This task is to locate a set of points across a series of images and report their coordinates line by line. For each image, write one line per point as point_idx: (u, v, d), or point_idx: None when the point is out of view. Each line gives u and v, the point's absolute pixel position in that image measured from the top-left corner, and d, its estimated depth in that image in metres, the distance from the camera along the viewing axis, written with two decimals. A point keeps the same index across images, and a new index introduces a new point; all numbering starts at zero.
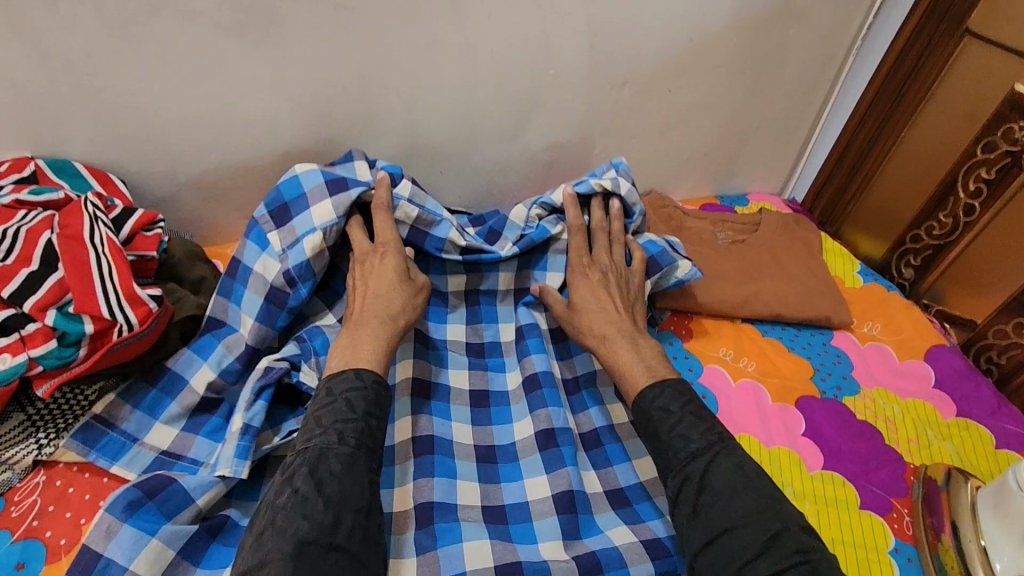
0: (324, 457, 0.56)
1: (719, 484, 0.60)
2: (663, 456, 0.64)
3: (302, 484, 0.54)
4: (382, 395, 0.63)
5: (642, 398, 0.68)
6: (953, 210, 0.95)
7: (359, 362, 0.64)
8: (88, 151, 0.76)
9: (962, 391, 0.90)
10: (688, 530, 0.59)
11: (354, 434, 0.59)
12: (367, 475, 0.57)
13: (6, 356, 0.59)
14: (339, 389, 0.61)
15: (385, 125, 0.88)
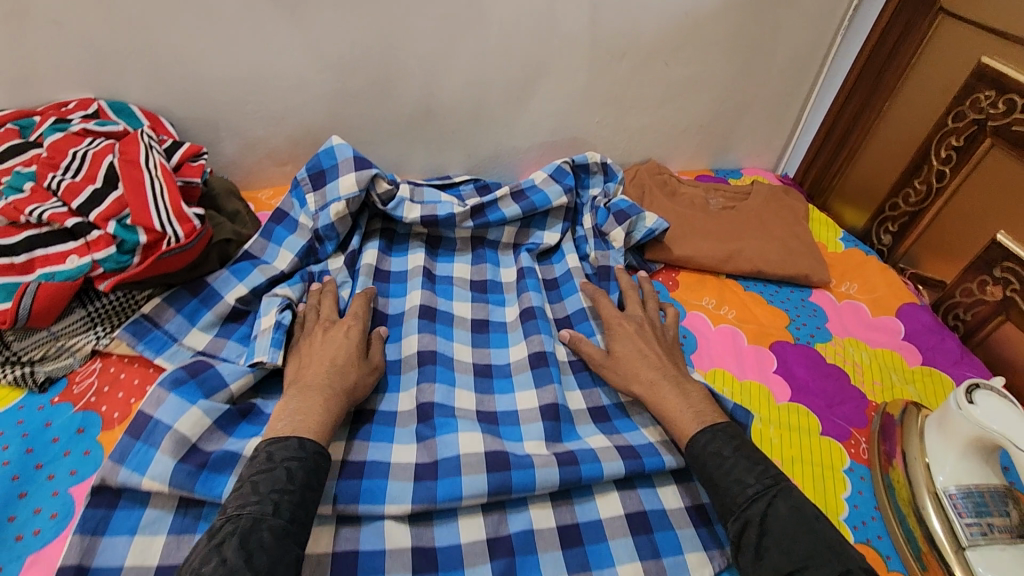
0: (256, 529, 0.52)
1: (783, 527, 0.58)
2: (720, 499, 0.63)
3: (231, 554, 0.50)
4: (322, 465, 0.60)
5: (694, 442, 0.67)
6: (927, 177, 1.01)
7: (305, 430, 0.61)
8: (141, 96, 0.87)
9: (929, 343, 0.96)
10: (754, 571, 0.58)
11: (289, 508, 0.55)
12: (296, 551, 0.53)
13: (74, 258, 0.70)
14: (280, 455, 0.58)
15: (403, 86, 0.97)
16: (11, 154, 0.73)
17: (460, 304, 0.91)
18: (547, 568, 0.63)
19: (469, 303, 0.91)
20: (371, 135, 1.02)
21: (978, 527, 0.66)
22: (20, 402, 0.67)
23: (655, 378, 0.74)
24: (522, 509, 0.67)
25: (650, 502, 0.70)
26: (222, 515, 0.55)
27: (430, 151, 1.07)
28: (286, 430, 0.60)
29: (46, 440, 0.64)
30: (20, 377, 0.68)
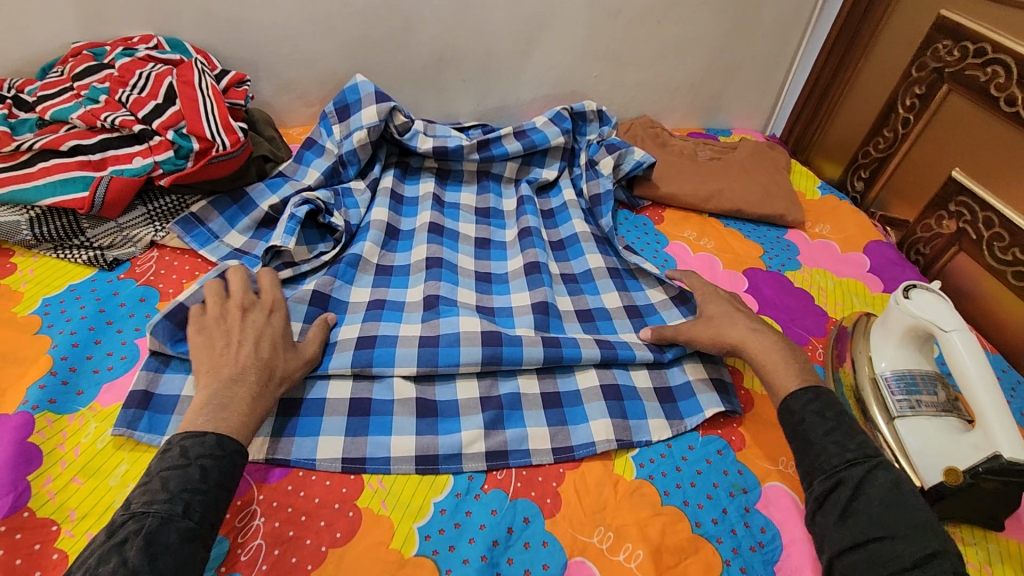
0: (163, 528, 0.49)
1: (877, 495, 0.58)
2: (809, 460, 0.63)
3: (133, 555, 0.47)
4: (240, 464, 0.57)
5: (795, 398, 0.67)
6: (894, 125, 1.11)
7: (226, 427, 0.57)
8: (193, 36, 1.00)
9: (891, 274, 1.05)
10: (835, 530, 0.58)
11: (200, 508, 0.52)
12: (204, 553, 0.51)
13: (138, 159, 0.83)
14: (195, 451, 0.54)
15: (419, 35, 1.09)
16: (88, 73, 0.86)
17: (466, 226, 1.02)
18: (530, 421, 0.74)
19: (473, 225, 1.02)
20: (390, 81, 1.14)
21: (907, 402, 0.76)
22: (93, 276, 0.80)
23: (753, 327, 0.76)
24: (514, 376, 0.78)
25: (623, 378, 0.80)
26: (124, 508, 0.51)
27: (443, 97, 1.19)
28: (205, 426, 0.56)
29: (116, 304, 0.77)
30: (93, 257, 0.81)
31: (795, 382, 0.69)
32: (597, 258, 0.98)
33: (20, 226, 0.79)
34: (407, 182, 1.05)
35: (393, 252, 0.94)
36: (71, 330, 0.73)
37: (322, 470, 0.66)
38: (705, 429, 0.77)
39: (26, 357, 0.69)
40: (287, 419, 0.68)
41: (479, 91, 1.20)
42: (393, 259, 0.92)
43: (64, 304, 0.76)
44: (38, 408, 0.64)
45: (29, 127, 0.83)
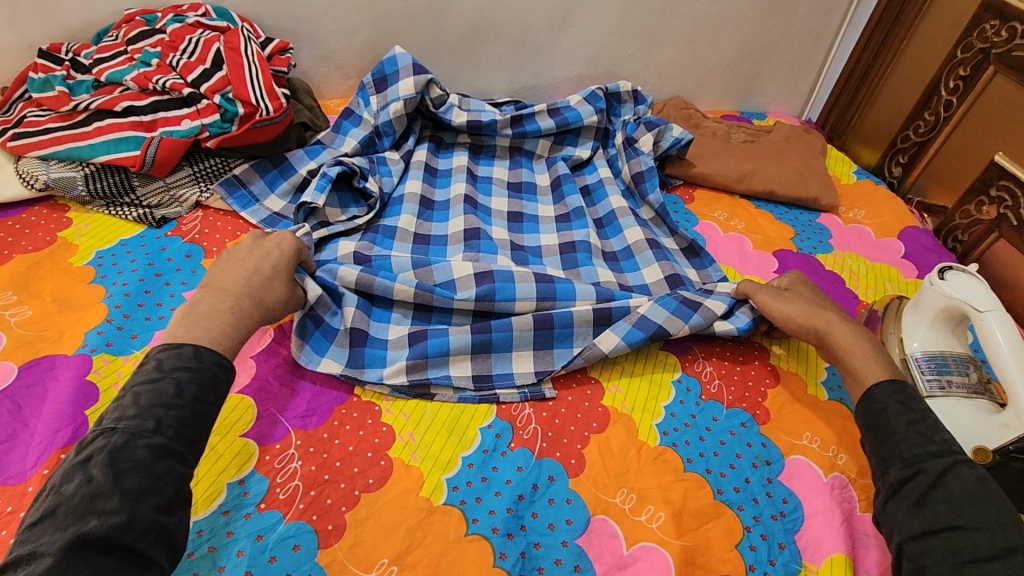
0: (131, 445, 0.49)
1: (963, 487, 0.55)
2: (885, 448, 0.61)
3: (98, 474, 0.47)
4: (219, 379, 0.57)
5: (880, 387, 0.66)
6: (936, 108, 1.09)
7: (203, 339, 0.58)
8: (240, 5, 1.02)
9: (926, 261, 1.04)
10: (908, 517, 0.55)
11: (175, 424, 0.52)
12: (178, 469, 0.50)
13: (187, 121, 0.86)
14: (172, 365, 0.54)
15: (456, 8, 1.10)
16: (141, 37, 0.89)
17: (499, 200, 1.02)
18: (577, 340, 0.79)
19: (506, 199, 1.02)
20: (427, 54, 1.15)
21: (937, 383, 0.75)
22: (143, 232, 0.84)
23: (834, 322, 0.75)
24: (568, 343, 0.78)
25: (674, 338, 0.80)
26: (101, 424, 0.51)
27: (478, 72, 1.20)
28: (185, 336, 0.57)
29: (163, 258, 0.81)
30: (143, 214, 0.85)
31: (884, 372, 0.68)
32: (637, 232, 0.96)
33: (76, 182, 0.83)
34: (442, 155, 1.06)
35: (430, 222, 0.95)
36: (124, 281, 0.77)
37: (355, 421, 0.68)
38: (731, 401, 0.77)
39: (82, 304, 0.73)
40: (358, 348, 0.75)
41: (514, 67, 1.21)
42: (428, 228, 0.94)
43: (117, 257, 0.80)
44: (97, 350, 0.68)
45: (85, 89, 0.87)
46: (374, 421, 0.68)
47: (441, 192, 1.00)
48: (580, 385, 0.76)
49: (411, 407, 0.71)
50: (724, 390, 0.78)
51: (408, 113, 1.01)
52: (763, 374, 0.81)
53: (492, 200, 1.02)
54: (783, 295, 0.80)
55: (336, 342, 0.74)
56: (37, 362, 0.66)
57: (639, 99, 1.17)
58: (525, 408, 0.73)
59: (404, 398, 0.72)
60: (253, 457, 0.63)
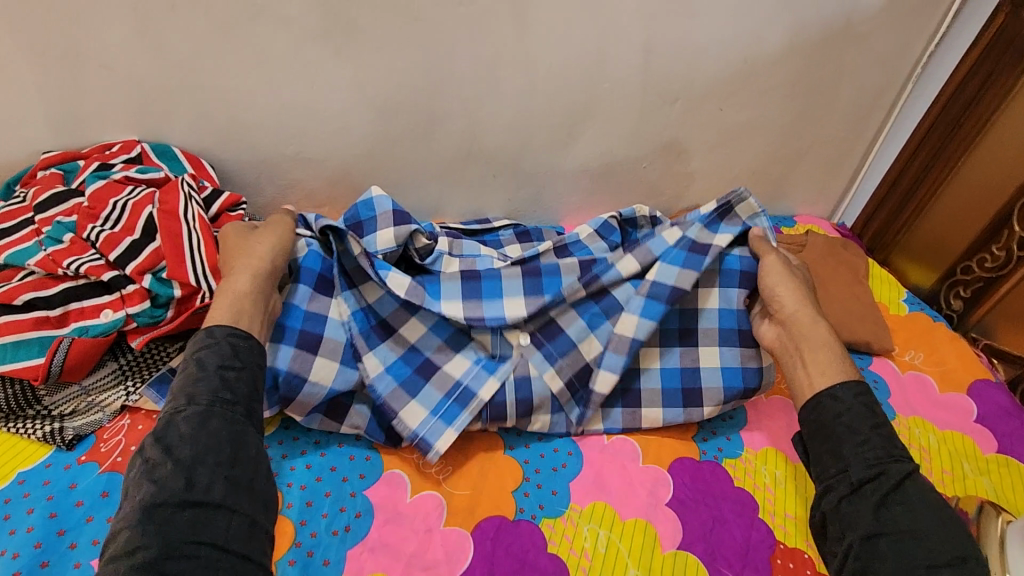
0: (172, 423, 0.52)
1: (919, 494, 0.54)
2: (843, 446, 0.59)
3: (151, 454, 0.50)
4: (238, 346, 0.58)
5: (846, 386, 0.63)
6: (1006, 243, 0.96)
7: (212, 318, 0.61)
8: (184, 139, 0.85)
9: (1006, 428, 0.88)
10: (866, 518, 0.54)
11: (208, 392, 0.54)
12: (226, 428, 0.53)
13: (108, 311, 0.69)
14: (191, 350, 0.57)
15: (445, 128, 0.94)
16: (54, 202, 0.72)
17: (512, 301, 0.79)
18: (558, 361, 0.78)
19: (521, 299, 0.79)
20: (411, 178, 0.98)
21: None
22: (48, 460, 0.66)
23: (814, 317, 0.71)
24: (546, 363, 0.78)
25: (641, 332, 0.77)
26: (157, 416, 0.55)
27: (471, 193, 1.03)
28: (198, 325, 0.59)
29: (70, 503, 0.63)
30: (49, 434, 0.67)
31: (850, 371, 0.65)
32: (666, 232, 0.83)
33: None
34: None
35: (410, 392, 0.76)
36: (12, 551, 0.58)
37: None
38: None
39: None
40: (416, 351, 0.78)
41: (513, 186, 1.04)
42: (405, 402, 0.74)
43: (8, 507, 0.61)
44: None
45: None
46: None
47: (430, 341, 0.79)
48: None
49: None
50: None
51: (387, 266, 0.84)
52: None
53: None
54: (788, 274, 0.76)
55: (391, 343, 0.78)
56: None
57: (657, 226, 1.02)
58: None
59: None
60: None
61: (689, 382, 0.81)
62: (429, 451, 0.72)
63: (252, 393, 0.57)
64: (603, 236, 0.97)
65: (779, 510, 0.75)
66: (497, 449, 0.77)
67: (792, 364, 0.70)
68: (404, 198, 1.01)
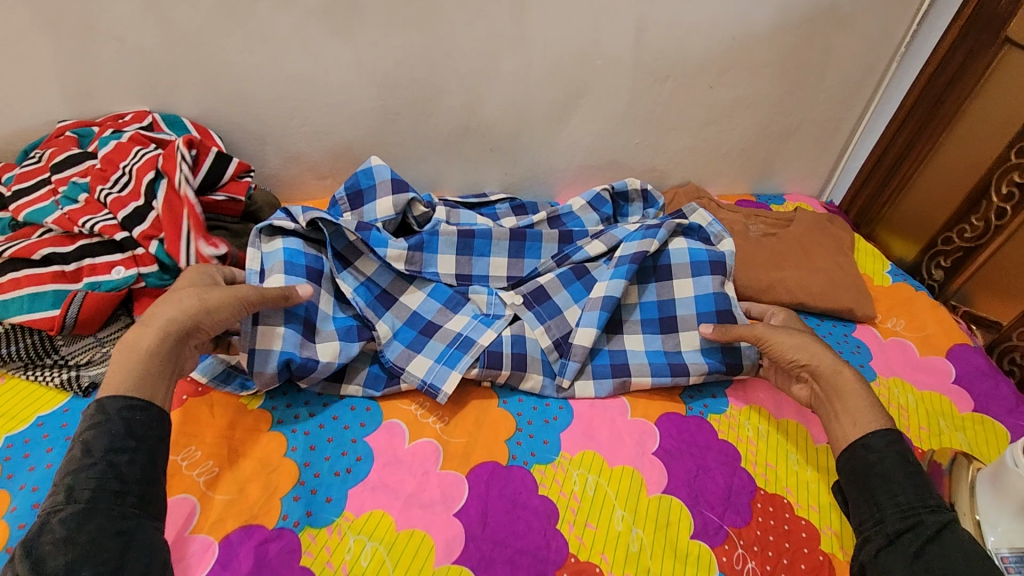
0: (47, 526, 0.48)
1: (960, 542, 0.56)
2: (879, 496, 0.61)
3: (22, 565, 0.47)
4: (130, 423, 0.55)
5: (878, 435, 0.65)
6: (985, 213, 0.99)
7: (109, 386, 0.56)
8: (192, 110, 0.89)
9: (981, 387, 0.92)
10: (902, 568, 0.56)
11: (90, 486, 0.51)
12: (112, 525, 0.50)
13: (120, 269, 0.72)
14: (77, 432, 0.53)
15: (443, 104, 0.97)
16: (68, 164, 0.76)
17: (498, 261, 0.91)
18: (549, 318, 0.85)
19: (506, 259, 0.91)
20: (411, 152, 1.02)
21: None
22: (66, 405, 0.70)
23: (839, 363, 0.73)
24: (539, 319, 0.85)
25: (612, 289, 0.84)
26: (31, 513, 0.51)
27: (468, 168, 1.07)
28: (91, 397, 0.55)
29: None
30: (66, 380, 0.70)
31: (879, 420, 0.67)
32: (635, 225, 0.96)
33: None
34: None
35: (417, 349, 0.81)
36: (35, 484, 0.62)
37: None
38: None
39: None
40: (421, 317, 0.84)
41: (509, 161, 1.08)
42: (412, 358, 0.79)
43: (29, 445, 0.65)
44: None
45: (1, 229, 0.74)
46: None
47: (429, 303, 0.85)
48: None
49: None
50: None
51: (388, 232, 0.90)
52: (814, 569, 0.68)
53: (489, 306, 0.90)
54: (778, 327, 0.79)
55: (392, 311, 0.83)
56: None
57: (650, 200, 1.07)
58: None
59: None
60: None
61: (677, 365, 0.85)
62: (439, 390, 0.77)
63: (147, 477, 0.54)
64: (595, 209, 1.02)
65: (761, 460, 0.78)
66: (491, 401, 0.81)
67: (826, 415, 0.72)
68: (404, 171, 1.05)
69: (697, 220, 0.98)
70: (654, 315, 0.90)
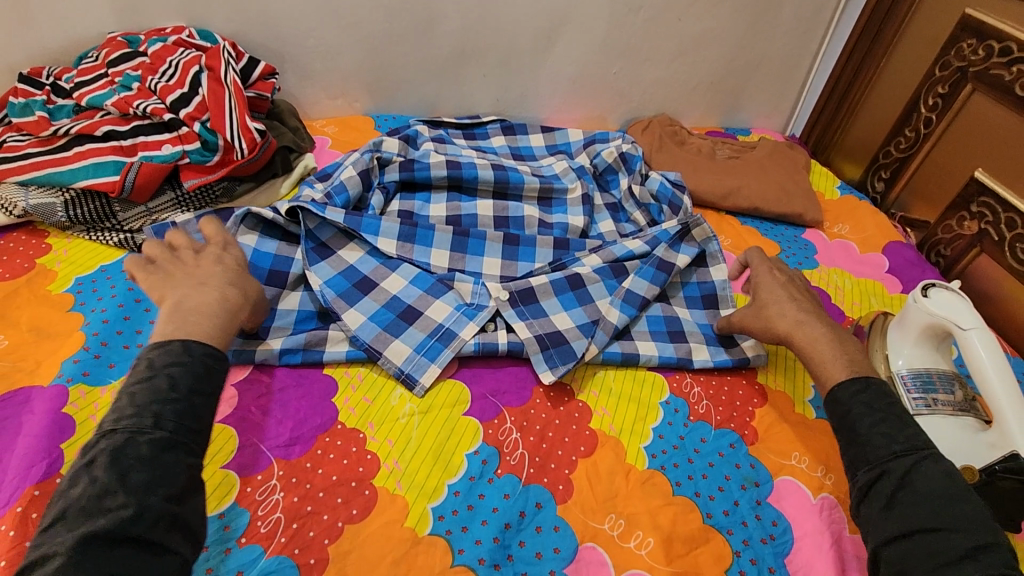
0: (130, 443, 0.48)
1: (929, 485, 0.55)
2: (856, 449, 0.60)
3: (102, 473, 0.46)
4: (213, 368, 0.56)
5: (843, 389, 0.64)
6: (916, 125, 1.12)
7: (192, 335, 0.57)
8: (222, 27, 1.02)
9: (911, 275, 1.05)
10: (880, 520, 0.55)
11: (175, 417, 0.51)
12: (184, 461, 0.50)
13: (168, 146, 0.85)
14: (163, 361, 0.53)
15: (441, 28, 1.10)
16: (122, 60, 0.89)
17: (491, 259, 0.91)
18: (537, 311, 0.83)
19: (500, 260, 0.91)
20: (413, 74, 1.15)
21: (924, 401, 0.76)
22: (123, 258, 0.82)
23: (801, 317, 0.73)
24: (522, 316, 0.81)
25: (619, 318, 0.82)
26: (99, 425, 0.50)
27: (463, 90, 1.20)
28: (176, 333, 0.56)
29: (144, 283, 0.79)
30: (123, 239, 0.83)
31: (845, 371, 0.67)
32: (636, 242, 0.93)
33: (55, 208, 0.82)
34: (417, 199, 1.00)
35: (394, 334, 0.77)
36: (103, 308, 0.75)
37: (339, 449, 0.67)
38: (719, 422, 0.77)
39: (60, 332, 0.72)
40: (398, 305, 0.81)
41: (500, 86, 1.21)
42: (389, 342, 0.76)
43: (95, 283, 0.78)
44: (73, 381, 0.67)
45: (66, 114, 0.87)
46: (359, 449, 0.67)
47: (409, 289, 0.83)
48: (567, 408, 0.75)
49: (396, 433, 0.69)
50: (712, 410, 0.78)
51: (362, 176, 0.94)
52: (751, 394, 0.81)
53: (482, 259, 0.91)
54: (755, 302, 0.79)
55: (369, 297, 0.81)
56: (13, 395, 0.65)
57: (629, 161, 1.12)
58: (513, 433, 0.71)
59: (389, 425, 0.70)
60: (234, 488, 0.61)
61: (683, 355, 0.82)
62: (416, 384, 0.73)
63: (212, 423, 0.54)
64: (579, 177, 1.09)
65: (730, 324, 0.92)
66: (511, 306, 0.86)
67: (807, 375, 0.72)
68: (406, 93, 1.18)
69: (700, 235, 0.96)
70: (661, 327, 0.86)
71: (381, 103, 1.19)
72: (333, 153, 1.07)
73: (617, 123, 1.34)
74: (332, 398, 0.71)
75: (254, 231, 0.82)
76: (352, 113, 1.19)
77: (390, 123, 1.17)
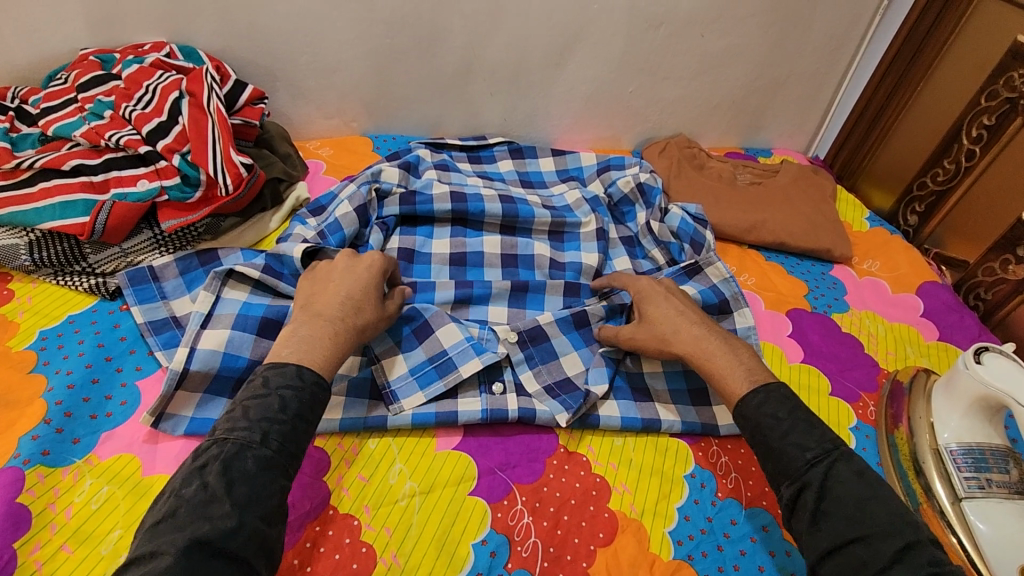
0: (240, 455, 0.50)
1: (844, 491, 0.55)
2: (773, 462, 0.60)
3: (213, 480, 0.48)
4: (318, 398, 0.57)
5: (746, 403, 0.64)
6: (956, 157, 1.05)
7: (308, 358, 0.58)
8: (207, 42, 0.93)
9: (948, 320, 0.98)
10: (809, 537, 0.55)
11: (280, 437, 0.52)
12: (281, 484, 0.51)
13: (144, 182, 0.77)
14: (277, 382, 0.55)
15: (445, 44, 1.01)
16: (94, 83, 0.81)
17: (498, 309, 0.85)
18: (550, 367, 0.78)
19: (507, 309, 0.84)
20: (415, 92, 1.07)
21: (977, 481, 0.69)
22: (94, 306, 0.75)
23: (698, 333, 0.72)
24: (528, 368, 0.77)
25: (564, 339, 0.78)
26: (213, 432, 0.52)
27: (468, 109, 1.12)
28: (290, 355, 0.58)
29: (116, 338, 0.72)
30: (94, 285, 0.75)
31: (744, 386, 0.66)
32: None
33: (19, 250, 0.74)
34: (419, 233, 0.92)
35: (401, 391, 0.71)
36: (69, 369, 0.68)
37: (331, 540, 0.59)
38: (750, 499, 0.70)
39: (19, 400, 0.64)
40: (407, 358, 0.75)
41: (508, 105, 1.13)
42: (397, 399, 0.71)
43: (62, 337, 0.71)
44: (30, 462, 0.59)
45: (31, 143, 0.79)
46: (353, 541, 0.60)
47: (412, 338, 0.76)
48: (584, 484, 0.68)
49: (394, 519, 0.62)
50: (741, 485, 0.71)
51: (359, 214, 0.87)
52: None
53: (489, 309, 0.84)
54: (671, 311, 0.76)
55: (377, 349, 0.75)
56: None
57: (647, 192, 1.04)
58: (524, 516, 0.64)
59: (387, 509, 0.63)
60: None
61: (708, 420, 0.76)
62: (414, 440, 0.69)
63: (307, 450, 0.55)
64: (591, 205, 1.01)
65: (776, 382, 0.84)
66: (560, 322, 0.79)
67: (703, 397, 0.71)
68: (407, 111, 1.10)
69: (714, 274, 0.91)
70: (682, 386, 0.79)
71: (380, 122, 1.11)
72: (329, 179, 0.99)
73: (631, 143, 1.26)
74: (324, 476, 0.64)
75: (244, 284, 0.73)
76: (349, 133, 1.11)
77: (389, 145, 1.09)
